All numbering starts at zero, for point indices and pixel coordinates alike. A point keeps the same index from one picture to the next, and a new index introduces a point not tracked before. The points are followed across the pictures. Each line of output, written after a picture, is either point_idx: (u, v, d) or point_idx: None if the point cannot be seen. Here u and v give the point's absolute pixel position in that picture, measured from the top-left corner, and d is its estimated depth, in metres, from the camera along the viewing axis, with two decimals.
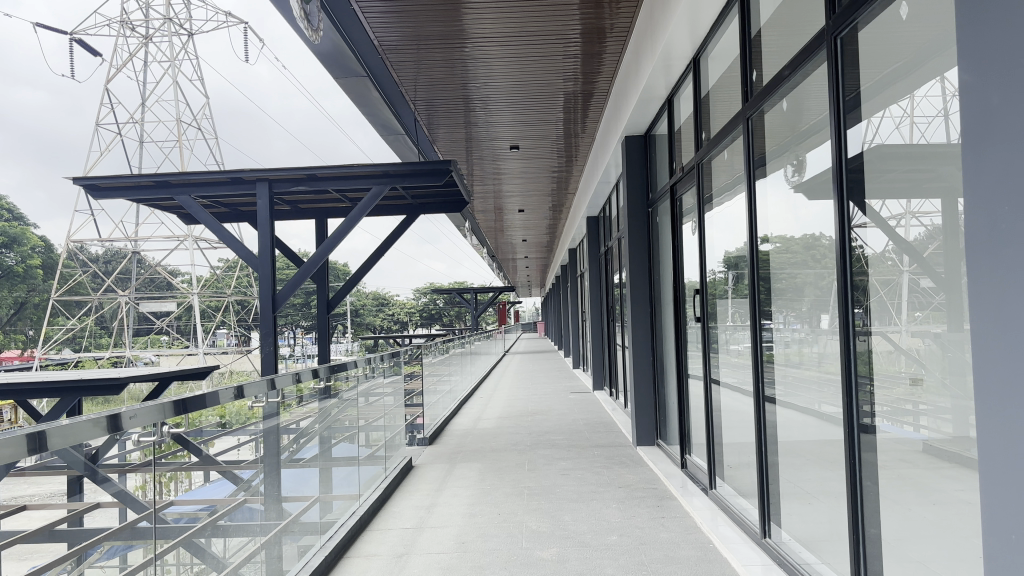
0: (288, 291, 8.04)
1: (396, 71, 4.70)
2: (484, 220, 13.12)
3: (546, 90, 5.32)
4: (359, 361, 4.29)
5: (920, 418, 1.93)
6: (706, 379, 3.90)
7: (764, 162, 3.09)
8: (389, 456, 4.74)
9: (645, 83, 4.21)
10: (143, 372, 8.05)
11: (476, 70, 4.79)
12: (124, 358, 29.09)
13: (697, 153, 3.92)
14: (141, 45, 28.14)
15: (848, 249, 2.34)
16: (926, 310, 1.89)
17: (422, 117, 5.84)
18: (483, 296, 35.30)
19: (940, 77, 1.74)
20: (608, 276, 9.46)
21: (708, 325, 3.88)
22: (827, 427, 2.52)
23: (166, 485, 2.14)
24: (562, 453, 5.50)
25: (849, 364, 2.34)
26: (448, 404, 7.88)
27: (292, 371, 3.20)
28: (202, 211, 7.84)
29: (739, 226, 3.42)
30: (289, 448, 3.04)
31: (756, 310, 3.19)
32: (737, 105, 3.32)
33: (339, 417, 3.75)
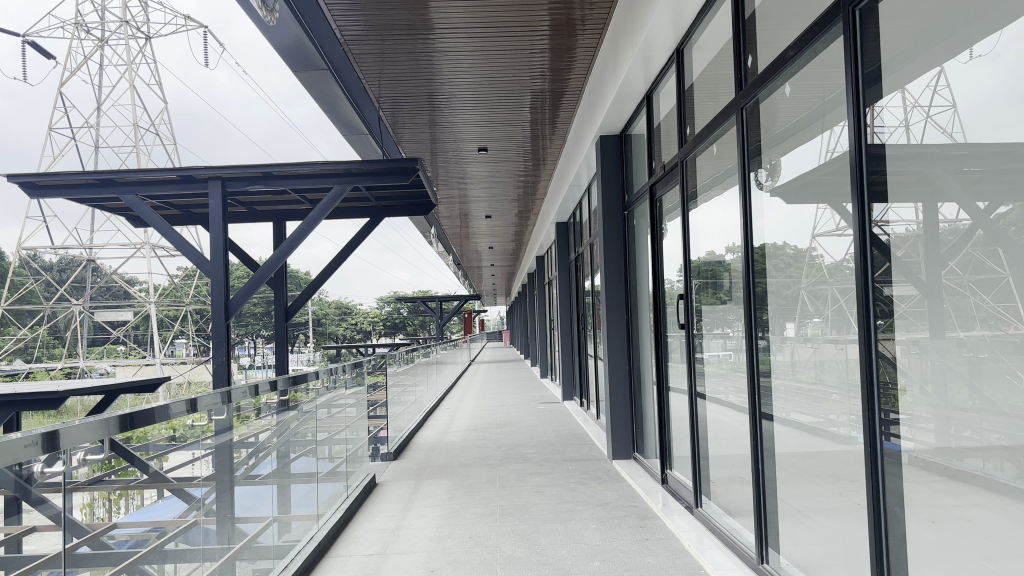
0: (242, 298, 7.79)
1: (359, 64, 4.56)
2: (450, 226, 12.93)
3: (515, 88, 5.21)
4: (320, 372, 4.13)
5: (903, 428, 1.88)
6: (690, 391, 3.77)
7: (758, 153, 2.84)
8: (351, 474, 4.56)
9: (624, 77, 4.11)
10: (90, 386, 7.74)
11: (442, 64, 4.66)
12: (78, 369, 28.38)
13: (680, 149, 3.76)
14: (97, 48, 27.51)
15: (871, 251, 2.02)
16: (889, 319, 1.94)
17: (387, 117, 5.72)
18: (448, 305, 35.05)
19: (901, 88, 1.83)
20: (579, 281, 9.34)
21: (693, 333, 3.74)
22: (819, 444, 2.40)
23: (115, 503, 1.99)
24: (534, 468, 5.36)
25: (872, 378, 2.02)
26: (414, 416, 7.69)
27: (249, 383, 3.07)
28: (150, 214, 7.56)
29: (732, 223, 3.17)
30: (242, 465, 2.85)
31: (750, 316, 2.96)
32: (729, 92, 3.09)
33: (297, 430, 3.58)
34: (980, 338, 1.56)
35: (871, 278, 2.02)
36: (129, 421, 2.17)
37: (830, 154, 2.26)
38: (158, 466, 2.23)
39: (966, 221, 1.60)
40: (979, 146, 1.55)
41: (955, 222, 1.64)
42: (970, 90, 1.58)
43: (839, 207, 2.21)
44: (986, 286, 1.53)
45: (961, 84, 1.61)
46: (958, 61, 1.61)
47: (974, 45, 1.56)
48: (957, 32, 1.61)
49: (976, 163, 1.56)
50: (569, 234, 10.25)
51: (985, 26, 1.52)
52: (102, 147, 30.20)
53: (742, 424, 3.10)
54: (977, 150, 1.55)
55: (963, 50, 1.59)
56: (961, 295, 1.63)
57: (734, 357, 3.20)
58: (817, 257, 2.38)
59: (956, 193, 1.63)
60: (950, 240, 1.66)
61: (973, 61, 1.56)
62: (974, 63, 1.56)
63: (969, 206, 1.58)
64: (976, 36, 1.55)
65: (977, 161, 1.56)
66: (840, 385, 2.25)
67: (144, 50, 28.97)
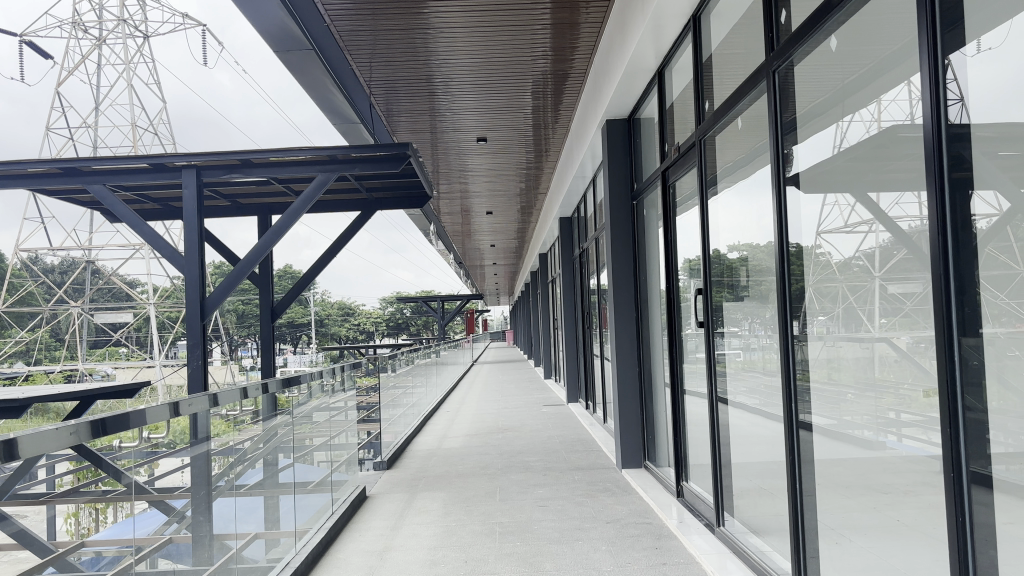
0: (226, 287, 7.62)
1: (348, 43, 4.35)
2: (451, 224, 12.75)
3: (519, 69, 5.02)
4: (312, 375, 4.00)
5: (932, 433, 1.78)
6: (710, 395, 3.55)
7: (795, 128, 2.56)
8: (339, 488, 4.35)
9: (634, 51, 3.91)
10: (71, 392, 7.59)
11: (438, 43, 4.47)
12: (77, 370, 28.26)
13: (698, 128, 3.55)
14: (94, 47, 27.37)
15: (950, 237, 1.65)
16: (892, 317, 1.96)
17: (379, 103, 5.54)
18: (449, 306, 34.91)
19: (908, 80, 1.82)
20: (584, 279, 9.16)
21: (711, 331, 3.53)
22: (852, 459, 2.21)
23: (102, 512, 1.89)
24: (538, 479, 5.17)
25: (954, 385, 1.64)
26: (412, 421, 7.51)
27: (240, 385, 3.01)
28: (118, 205, 7.38)
29: (755, 207, 2.96)
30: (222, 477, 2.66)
31: (790, 325, 2.64)
32: (761, 55, 2.80)
33: (287, 436, 3.44)
34: (997, 336, 1.49)
35: (876, 276, 2.04)
36: (102, 425, 1.98)
37: (837, 150, 2.23)
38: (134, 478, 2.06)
39: (992, 216, 1.49)
40: (1003, 129, 1.44)
41: (977, 220, 1.55)
42: (974, 83, 1.54)
43: (863, 201, 2.08)
44: (1000, 283, 1.48)
45: (969, 78, 1.56)
46: (963, 53, 1.57)
47: (982, 36, 1.51)
48: (972, 20, 1.55)
49: (1009, 147, 1.42)
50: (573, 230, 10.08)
51: (993, 18, 1.47)
52: (101, 148, 30.02)
53: (766, 431, 2.92)
54: (1005, 131, 1.43)
55: (971, 42, 1.55)
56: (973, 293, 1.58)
57: (756, 359, 3.01)
58: (820, 254, 2.39)
59: (991, 178, 1.49)
60: (981, 234, 1.54)
61: (980, 54, 1.52)
62: (980, 56, 1.52)
63: (983, 202, 1.53)
64: (984, 26, 1.51)
65: (1010, 144, 1.42)
66: (870, 389, 2.10)
67: (142, 49, 28.83)
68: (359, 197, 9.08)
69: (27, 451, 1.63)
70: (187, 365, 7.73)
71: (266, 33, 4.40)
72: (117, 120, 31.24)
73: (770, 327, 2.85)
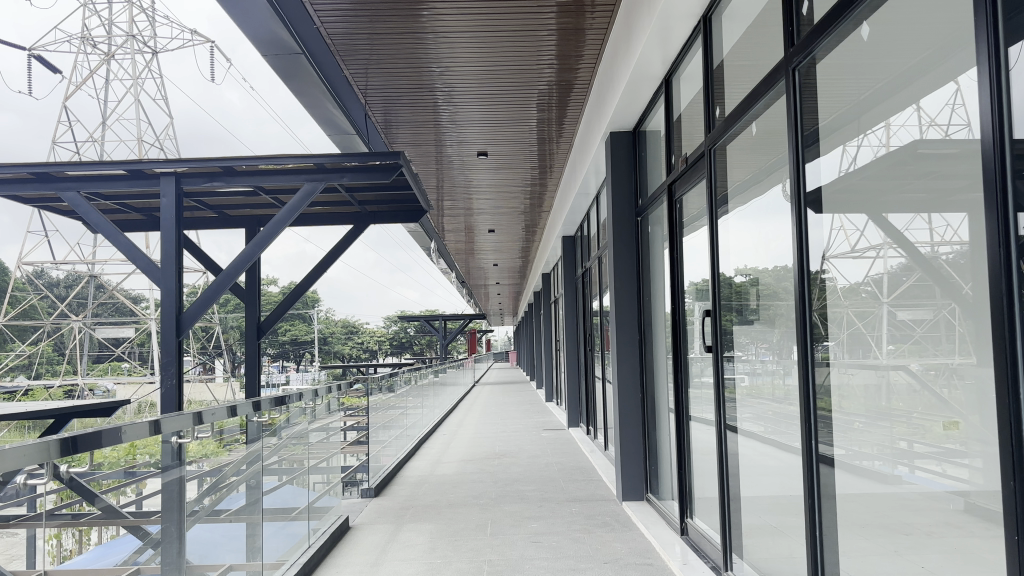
0: (211, 297, 7.47)
1: (339, 48, 4.26)
2: (454, 242, 12.66)
3: (522, 79, 4.93)
4: (300, 395, 3.88)
5: (942, 465, 1.76)
6: (719, 423, 3.40)
7: (816, 140, 2.41)
8: (321, 517, 4.18)
9: (640, 55, 3.79)
10: (48, 411, 7.42)
11: (437, 49, 4.37)
12: (77, 385, 28.13)
13: (708, 136, 3.43)
14: (103, 62, 27.29)
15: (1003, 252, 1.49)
16: (901, 344, 1.90)
17: (376, 113, 5.44)
18: (452, 325, 34.66)
19: (915, 105, 1.81)
20: (586, 300, 9.03)
21: (720, 355, 3.39)
22: (876, 504, 2.06)
23: (85, 533, 1.86)
24: (535, 511, 5.01)
25: (1016, 417, 1.47)
26: (405, 444, 7.36)
27: (226, 404, 2.88)
28: (94, 215, 7.25)
29: (768, 226, 2.83)
30: (192, 504, 2.50)
31: (809, 349, 2.49)
32: (778, 52, 2.66)
33: (269, 458, 3.31)
34: None
35: (884, 302, 1.98)
36: (74, 443, 1.84)
37: (844, 173, 2.20)
38: (113, 500, 1.99)
39: None
40: None
41: None
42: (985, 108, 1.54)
43: (878, 220, 2.02)
44: None
45: (975, 103, 1.57)
46: (973, 77, 1.58)
47: (988, 58, 1.52)
48: (976, 43, 1.56)
49: None
50: (576, 249, 9.97)
51: (1001, 40, 1.48)
52: None
53: (777, 462, 2.80)
54: None
55: (979, 65, 1.56)
56: (980, 324, 1.58)
57: (766, 383, 2.89)
58: (828, 280, 2.34)
59: None
60: None
61: (988, 76, 1.52)
62: (989, 79, 1.52)
63: (1012, 222, 1.47)
64: (990, 48, 1.51)
65: None
66: (880, 420, 2.03)
67: (151, 65, 28.80)
68: (351, 210, 8.99)
69: (5, 470, 1.56)
70: (160, 386, 7.63)
71: (258, 36, 4.31)
72: (124, 135, 31.23)
73: (783, 351, 2.72)
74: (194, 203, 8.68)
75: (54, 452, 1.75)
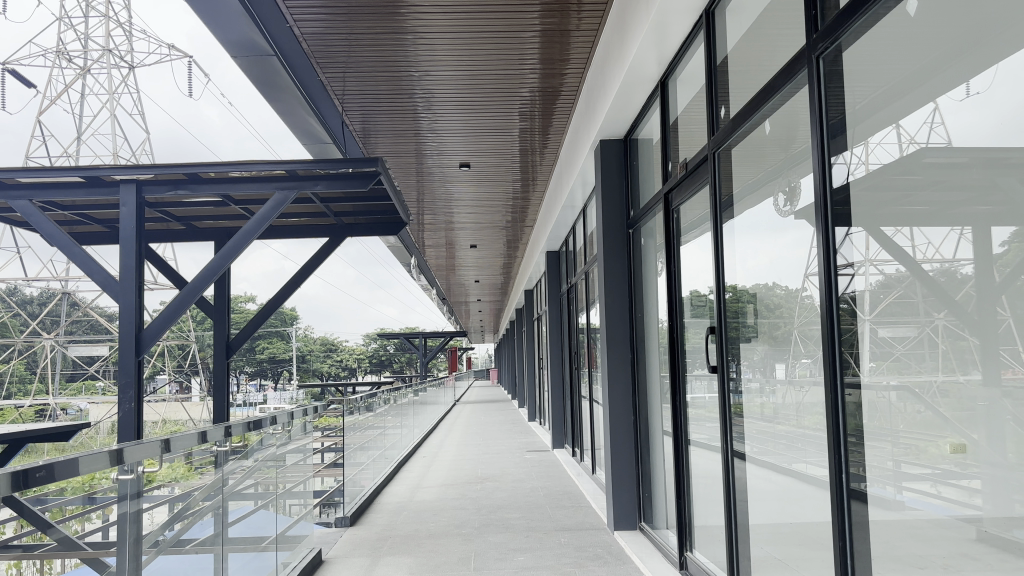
0: (175, 313, 7.19)
1: (311, 51, 4.16)
2: (435, 257, 12.54)
3: (506, 85, 4.84)
4: (275, 417, 3.75)
5: (923, 485, 1.83)
6: (725, 451, 3.27)
7: (844, 131, 2.21)
8: (296, 547, 4.03)
9: (634, 55, 3.69)
10: (8, 436, 7.14)
11: (417, 52, 4.27)
12: (49, 405, 27.47)
13: (711, 139, 3.31)
14: (78, 77, 26.82)
15: None
16: (884, 360, 2.00)
17: (353, 121, 5.35)
18: (432, 343, 34.25)
19: (895, 124, 1.91)
20: (573, 318, 8.90)
21: (725, 376, 3.27)
22: (895, 542, 1.96)
23: (44, 563, 1.75)
24: (523, 541, 4.88)
25: None
26: (384, 468, 7.16)
27: (198, 427, 2.77)
28: (45, 225, 7.09)
29: (785, 238, 2.66)
30: (149, 539, 2.32)
31: (839, 372, 2.25)
32: (799, 40, 2.48)
33: (239, 482, 3.16)
34: None
35: (865, 318, 2.10)
36: (26, 476, 1.68)
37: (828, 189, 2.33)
38: (71, 531, 1.86)
39: None
40: None
41: None
42: (966, 127, 1.65)
43: (874, 234, 2.04)
44: None
45: (956, 121, 1.68)
46: (954, 97, 1.69)
47: (970, 80, 1.63)
48: (956, 68, 1.67)
49: None
50: (561, 265, 9.84)
51: (981, 63, 1.59)
52: None
53: (783, 489, 2.70)
54: None
55: (959, 86, 1.67)
56: (961, 339, 1.67)
57: (769, 405, 2.82)
58: (807, 297, 2.48)
59: None
60: None
61: (970, 98, 1.63)
62: (970, 99, 1.63)
63: None
64: (973, 71, 1.62)
65: None
66: (872, 442, 2.07)
67: (127, 80, 28.39)
68: (329, 223, 8.82)
69: None
70: (119, 409, 7.45)
71: (233, 43, 4.21)
72: (99, 150, 30.76)
73: (794, 361, 2.62)
74: (158, 214, 8.49)
75: (6, 485, 1.59)
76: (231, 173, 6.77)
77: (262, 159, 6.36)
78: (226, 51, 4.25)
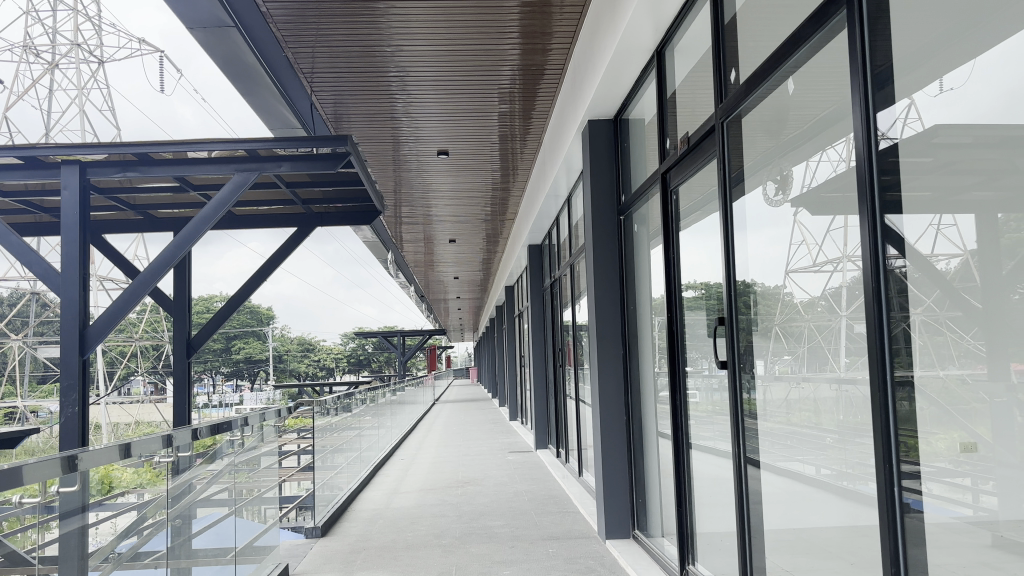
0: (122, 309, 6.91)
1: (276, 23, 3.98)
2: (413, 253, 12.37)
3: (486, 62, 4.68)
4: (247, 418, 3.58)
5: (912, 481, 1.78)
6: (740, 459, 2.88)
7: (888, 83, 1.83)
8: (265, 557, 3.85)
9: (627, 24, 3.53)
10: None
11: (392, 24, 4.10)
12: (18, 408, 26.86)
13: (722, 105, 2.96)
14: (46, 72, 26.16)
15: None
16: (857, 356, 2.01)
17: (325, 103, 5.16)
18: (410, 341, 33.91)
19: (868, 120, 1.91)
20: (556, 313, 8.78)
21: (737, 370, 2.91)
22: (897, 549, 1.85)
23: None
24: (510, 552, 4.74)
25: None
26: (360, 472, 6.99)
27: (163, 431, 2.60)
28: None
29: (779, 232, 2.51)
30: (105, 555, 2.14)
31: (888, 370, 1.86)
32: None
33: (204, 489, 2.98)
34: None
35: (903, 310, 1.79)
36: None
37: (805, 188, 2.31)
38: (19, 546, 1.68)
39: None
40: None
41: None
42: (938, 123, 1.63)
43: (852, 230, 2.00)
44: None
45: (928, 117, 1.66)
46: (927, 93, 1.67)
47: (944, 77, 1.61)
48: (929, 64, 1.65)
49: None
50: (543, 258, 9.73)
51: (954, 60, 1.57)
52: None
53: (776, 490, 2.60)
54: (1007, 139, 1.43)
55: (933, 82, 1.65)
56: (939, 334, 1.64)
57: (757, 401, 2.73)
58: (787, 295, 2.46)
59: None
60: None
61: (944, 94, 1.61)
62: (944, 95, 1.61)
63: None
64: (946, 67, 1.60)
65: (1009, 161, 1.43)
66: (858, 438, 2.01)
67: (96, 74, 27.77)
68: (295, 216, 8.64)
69: None
70: (61, 414, 7.17)
71: (199, 21, 4.04)
72: None
73: (773, 358, 2.59)
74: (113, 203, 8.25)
75: None
76: (190, 155, 6.57)
77: (225, 141, 6.16)
78: (189, 27, 4.06)
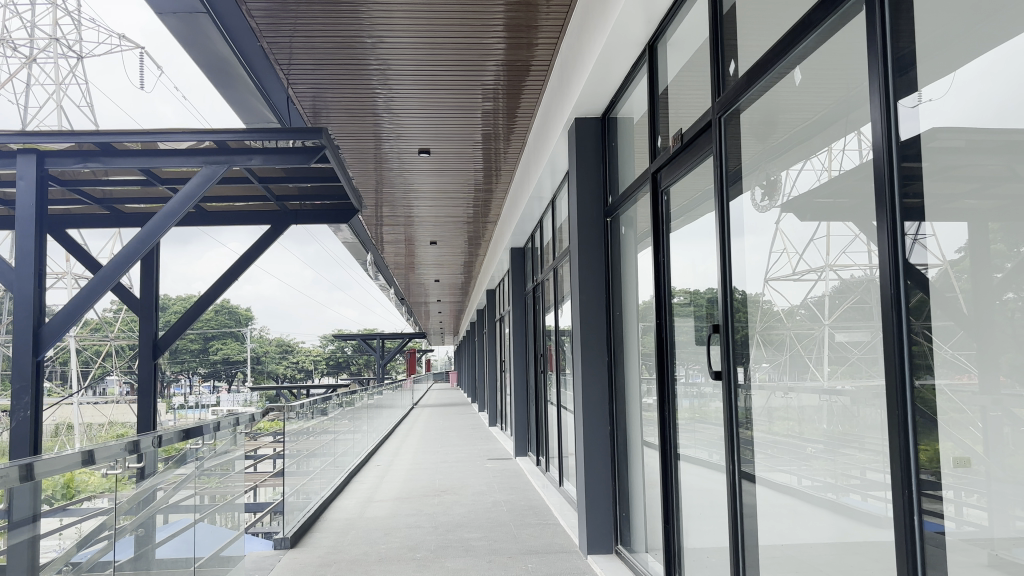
0: (82, 305, 6.72)
1: (253, 11, 3.89)
2: (393, 254, 12.23)
3: (470, 55, 4.60)
4: (219, 422, 3.47)
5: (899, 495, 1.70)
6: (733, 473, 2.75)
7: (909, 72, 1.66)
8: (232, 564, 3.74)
9: (619, 16, 3.46)
10: None
11: (373, 14, 4.02)
12: None
13: (721, 98, 2.84)
14: (23, 65, 25.62)
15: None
16: (836, 365, 1.97)
17: (303, 96, 5.07)
18: (391, 345, 33.68)
19: (858, 130, 1.86)
20: (539, 317, 8.71)
21: (732, 382, 2.75)
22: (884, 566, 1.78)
23: None
24: (488, 566, 4.64)
25: None
26: (335, 478, 6.87)
27: (130, 435, 2.50)
28: None
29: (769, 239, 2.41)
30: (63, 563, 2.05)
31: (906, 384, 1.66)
32: None
33: (172, 495, 2.89)
34: None
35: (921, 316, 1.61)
36: None
37: (788, 194, 2.27)
38: None
39: None
40: None
41: None
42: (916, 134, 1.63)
43: (834, 237, 1.97)
44: None
45: (905, 125, 1.67)
46: (906, 104, 1.66)
47: (922, 88, 1.61)
48: (911, 72, 1.65)
49: None
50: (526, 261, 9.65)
51: (935, 70, 1.56)
52: None
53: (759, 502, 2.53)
54: (996, 147, 1.39)
55: (913, 92, 1.64)
56: (924, 345, 1.59)
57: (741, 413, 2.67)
58: (766, 302, 2.42)
59: None
60: None
61: (922, 106, 1.60)
62: (922, 106, 1.61)
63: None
64: (926, 79, 1.59)
65: (996, 170, 1.39)
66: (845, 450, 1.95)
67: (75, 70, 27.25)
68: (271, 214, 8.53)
69: None
70: (12, 418, 7.03)
71: (171, 7, 3.93)
72: None
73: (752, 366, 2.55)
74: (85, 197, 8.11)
75: None
76: (162, 147, 6.46)
77: (200, 134, 6.06)
78: (162, 15, 3.95)
